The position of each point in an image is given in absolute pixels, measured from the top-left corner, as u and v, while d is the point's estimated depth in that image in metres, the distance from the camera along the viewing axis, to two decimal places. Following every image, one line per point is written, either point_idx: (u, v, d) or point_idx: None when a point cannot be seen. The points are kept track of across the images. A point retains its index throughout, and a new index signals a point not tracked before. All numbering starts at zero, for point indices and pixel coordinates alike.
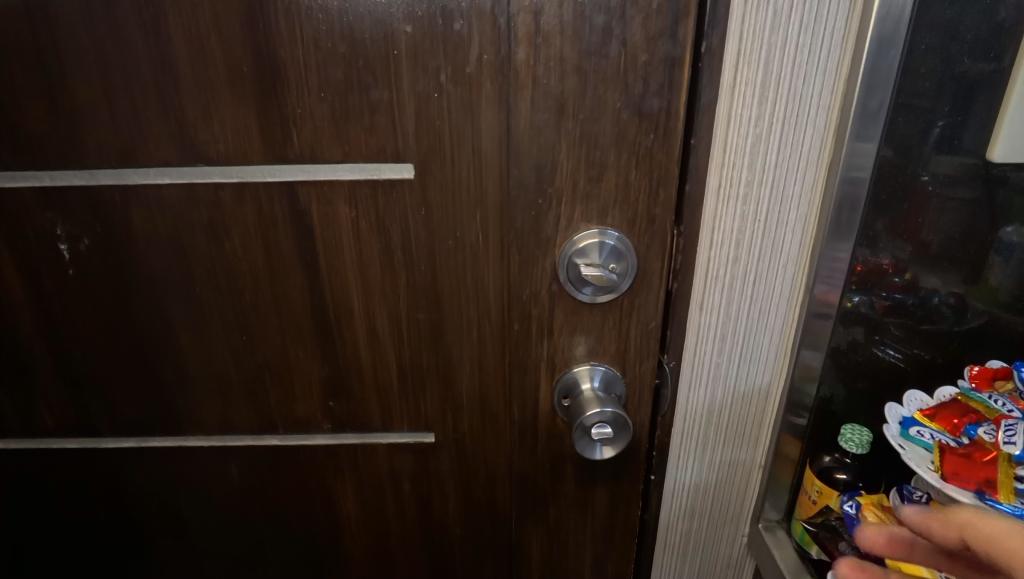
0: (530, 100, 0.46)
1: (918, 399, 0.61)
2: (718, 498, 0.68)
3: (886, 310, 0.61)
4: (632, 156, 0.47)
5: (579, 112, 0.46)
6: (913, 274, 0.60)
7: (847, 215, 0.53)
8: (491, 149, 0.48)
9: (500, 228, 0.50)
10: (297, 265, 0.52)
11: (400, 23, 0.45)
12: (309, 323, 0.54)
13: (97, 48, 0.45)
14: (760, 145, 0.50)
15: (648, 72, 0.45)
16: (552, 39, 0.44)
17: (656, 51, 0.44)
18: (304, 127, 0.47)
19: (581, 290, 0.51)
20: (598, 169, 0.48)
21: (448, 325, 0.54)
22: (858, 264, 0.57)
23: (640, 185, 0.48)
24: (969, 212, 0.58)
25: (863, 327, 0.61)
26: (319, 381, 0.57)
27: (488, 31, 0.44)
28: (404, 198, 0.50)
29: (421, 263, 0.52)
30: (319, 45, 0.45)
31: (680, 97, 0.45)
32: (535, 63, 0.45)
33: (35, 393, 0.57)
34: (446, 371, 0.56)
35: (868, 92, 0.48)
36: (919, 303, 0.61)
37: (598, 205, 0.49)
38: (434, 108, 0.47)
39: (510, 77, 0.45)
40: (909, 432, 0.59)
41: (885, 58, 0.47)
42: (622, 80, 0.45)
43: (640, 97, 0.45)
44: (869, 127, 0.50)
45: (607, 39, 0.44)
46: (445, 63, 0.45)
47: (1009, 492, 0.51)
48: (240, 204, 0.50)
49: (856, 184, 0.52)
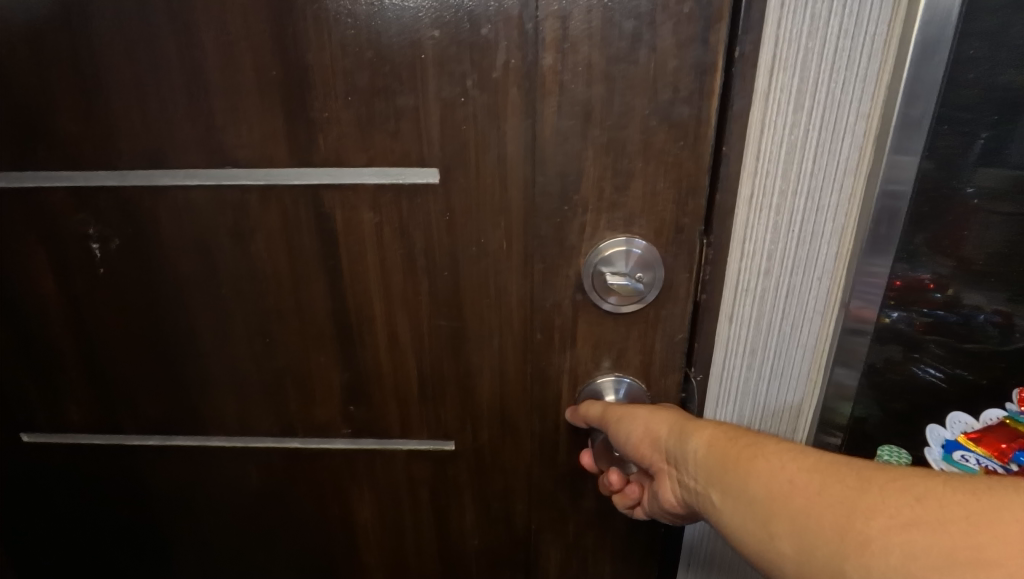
0: (556, 106, 0.45)
1: (962, 422, 0.58)
2: None
3: (926, 328, 0.58)
4: (660, 165, 0.46)
5: (606, 119, 0.45)
6: (954, 291, 0.56)
7: (884, 229, 0.51)
8: (515, 156, 0.47)
9: (523, 237, 0.50)
10: (320, 269, 0.52)
11: (427, 28, 0.45)
12: (330, 327, 0.54)
13: (131, 53, 0.46)
14: (795, 154, 0.47)
15: (678, 79, 0.44)
16: (579, 45, 0.43)
17: (685, 57, 0.43)
18: (330, 132, 0.48)
19: (605, 300, 0.50)
20: (624, 177, 0.47)
21: (469, 333, 0.54)
22: (896, 279, 0.54)
23: (667, 195, 0.47)
24: (1018, 227, 0.53)
25: (900, 345, 0.58)
26: (339, 385, 0.57)
27: (515, 37, 0.44)
28: (426, 205, 0.49)
29: (442, 270, 0.51)
30: (347, 51, 0.45)
31: (710, 103, 0.44)
32: (562, 69, 0.44)
33: (63, 389, 0.58)
34: (466, 380, 0.55)
35: (909, 100, 0.46)
36: (961, 321, 0.57)
37: (624, 215, 0.48)
38: (459, 114, 0.46)
39: (537, 83, 0.45)
40: (952, 457, 0.55)
41: (929, 65, 0.45)
42: (650, 87, 0.44)
43: (669, 105, 0.45)
44: (909, 137, 0.48)
45: (635, 45, 0.43)
46: (471, 69, 0.45)
47: None
48: (266, 209, 0.50)
49: (895, 198, 0.50)
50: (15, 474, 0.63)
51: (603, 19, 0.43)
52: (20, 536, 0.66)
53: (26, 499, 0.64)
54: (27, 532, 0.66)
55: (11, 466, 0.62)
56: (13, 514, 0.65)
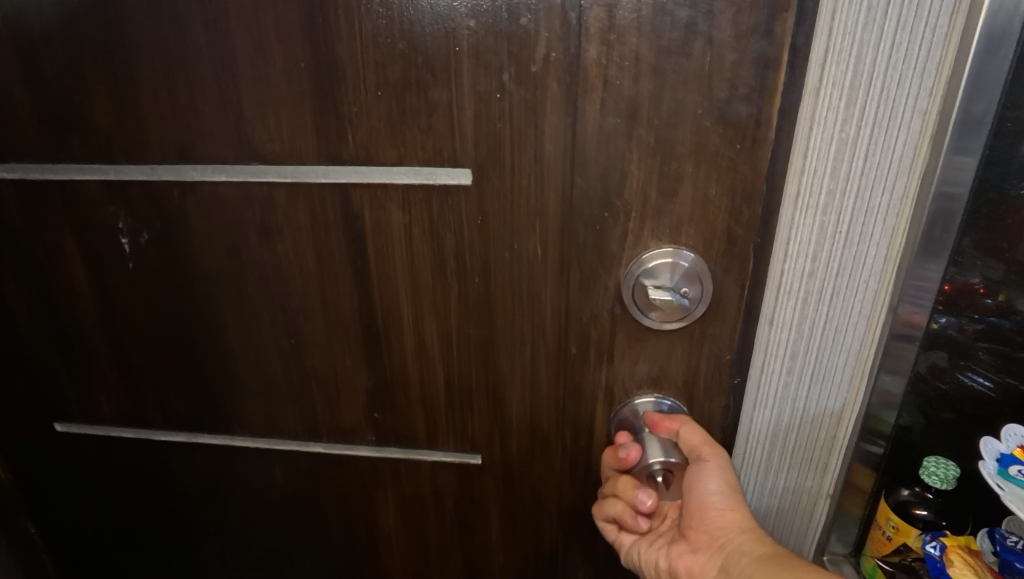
0: (599, 103, 0.41)
1: (1019, 434, 0.52)
2: (780, 525, 0.59)
3: (977, 334, 0.53)
4: (712, 169, 0.42)
5: (654, 117, 0.41)
6: (1008, 296, 0.51)
7: (940, 232, 0.46)
8: (554, 156, 0.44)
9: (561, 243, 0.46)
10: (347, 270, 0.50)
11: (463, 18, 0.42)
12: (357, 330, 0.52)
13: (161, 44, 0.45)
14: (846, 152, 0.43)
15: (736, 74, 0.39)
16: (627, 36, 0.40)
17: (746, 50, 0.39)
18: (360, 127, 0.45)
19: (650, 316, 0.46)
20: (672, 182, 0.43)
21: (501, 343, 0.51)
22: (944, 283, 0.50)
23: (719, 201, 0.43)
24: None
25: (947, 352, 0.54)
26: (364, 390, 0.55)
27: (556, 27, 0.40)
28: (459, 206, 0.47)
29: (473, 275, 0.49)
30: (378, 42, 0.43)
31: (772, 103, 0.40)
32: (607, 62, 0.40)
33: (95, 382, 0.58)
34: (495, 391, 0.52)
35: (972, 96, 0.42)
36: (1018, 328, 0.52)
37: (670, 222, 0.44)
38: (495, 110, 0.43)
39: (579, 78, 0.41)
40: (1009, 472, 0.50)
41: (994, 59, 0.41)
42: (705, 83, 0.40)
43: (726, 102, 0.40)
44: (969, 136, 0.43)
45: (690, 36, 0.39)
46: (509, 62, 0.42)
47: None
48: (293, 207, 0.48)
49: (952, 200, 0.45)
50: (46, 463, 0.63)
51: (655, 8, 0.39)
52: (53, 522, 0.67)
53: (57, 488, 0.65)
54: (57, 519, 0.67)
55: (42, 454, 0.63)
56: (44, 502, 0.66)
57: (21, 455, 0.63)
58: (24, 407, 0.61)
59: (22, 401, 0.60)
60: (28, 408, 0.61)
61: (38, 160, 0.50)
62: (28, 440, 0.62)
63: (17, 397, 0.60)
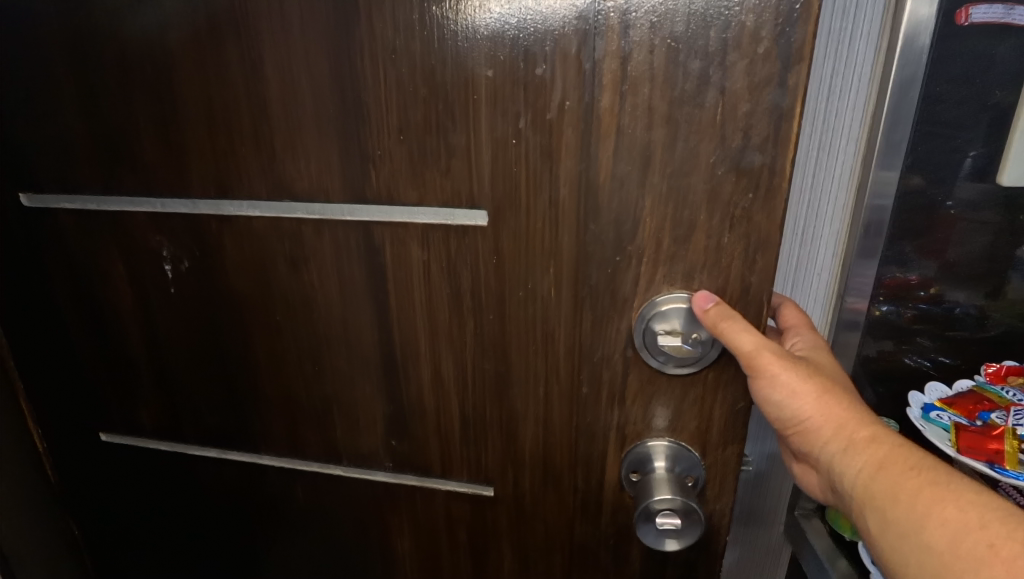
0: (613, 150, 0.42)
1: (938, 390, 0.70)
2: (767, 484, 0.83)
3: (915, 317, 0.70)
4: (726, 218, 0.42)
5: (667, 166, 0.41)
6: (938, 290, 0.69)
7: (873, 237, 0.66)
8: (568, 201, 0.44)
9: (574, 284, 0.46)
10: (369, 302, 0.52)
11: (482, 67, 0.43)
12: (376, 359, 0.54)
13: (205, 88, 0.48)
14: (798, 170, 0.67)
15: (750, 123, 0.39)
16: (640, 86, 0.40)
17: (760, 100, 0.39)
18: (383, 168, 0.47)
19: (663, 361, 0.46)
20: (685, 229, 0.43)
21: (515, 379, 0.51)
22: (886, 278, 0.69)
23: (732, 248, 0.43)
24: (992, 233, 0.66)
25: (892, 335, 0.71)
26: (382, 418, 0.56)
27: (571, 77, 0.41)
28: (475, 245, 0.48)
29: (488, 312, 0.49)
30: (401, 88, 0.45)
31: (786, 152, 0.39)
32: (621, 111, 0.41)
33: (136, 396, 0.62)
34: (509, 425, 0.53)
35: (891, 125, 0.61)
36: (942, 312, 0.70)
37: (683, 268, 0.44)
38: (511, 155, 0.45)
39: (593, 125, 0.42)
40: (929, 415, 0.67)
41: (905, 98, 0.60)
42: (718, 132, 0.40)
43: (739, 151, 0.40)
44: (891, 157, 0.62)
45: (702, 86, 0.39)
46: (526, 109, 0.43)
47: (1014, 461, 0.58)
48: (320, 241, 0.51)
49: (881, 209, 0.65)
50: (76, 464, 0.67)
51: (669, 61, 0.39)
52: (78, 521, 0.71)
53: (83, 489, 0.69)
54: (82, 517, 0.71)
55: (73, 456, 0.67)
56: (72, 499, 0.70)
57: (53, 456, 0.67)
58: (62, 410, 0.65)
59: (59, 406, 0.64)
60: (64, 413, 0.65)
61: (93, 192, 0.54)
62: (63, 442, 0.66)
63: (56, 402, 0.65)
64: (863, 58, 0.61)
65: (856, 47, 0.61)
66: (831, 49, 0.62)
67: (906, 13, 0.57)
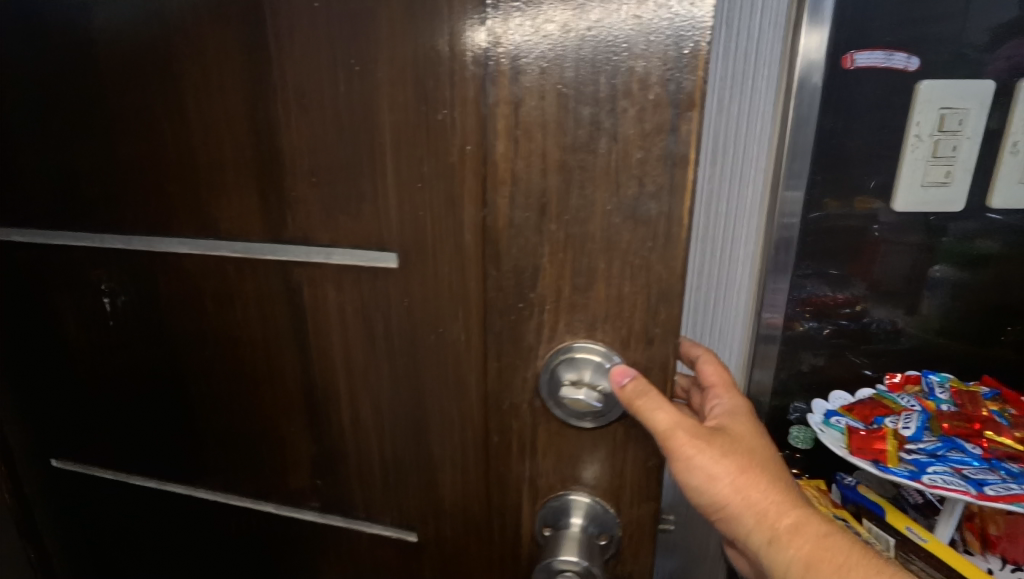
0: (508, 196, 0.39)
1: (840, 397, 0.71)
2: None
3: (833, 332, 0.72)
4: (626, 267, 0.38)
5: (563, 213, 0.38)
6: (863, 306, 0.70)
7: (783, 256, 0.66)
8: (472, 245, 0.42)
9: (486, 335, 0.43)
10: (290, 340, 0.51)
11: (383, 110, 0.42)
12: (298, 398, 0.53)
13: (134, 128, 0.49)
14: (715, 199, 0.64)
15: (645, 170, 0.36)
16: (533, 132, 0.37)
17: (653, 147, 0.36)
18: (297, 211, 0.46)
19: (580, 416, 0.42)
20: (586, 277, 0.39)
21: (431, 423, 0.48)
22: (812, 296, 0.70)
23: (634, 301, 0.39)
24: (914, 254, 0.68)
25: (813, 347, 0.72)
26: (307, 459, 0.55)
27: (471, 122, 0.39)
28: (384, 288, 0.46)
29: (400, 355, 0.47)
30: (309, 131, 0.44)
31: (683, 201, 0.36)
32: (514, 157, 0.38)
33: (84, 424, 0.63)
34: (427, 472, 0.50)
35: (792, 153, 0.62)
36: (858, 327, 0.71)
37: (585, 318, 0.40)
38: (416, 196, 0.43)
39: (489, 172, 0.39)
40: (829, 420, 0.68)
41: (801, 132, 0.61)
42: (613, 180, 0.37)
43: (635, 201, 0.37)
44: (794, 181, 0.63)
45: (595, 133, 0.36)
46: (427, 155, 0.41)
47: (895, 458, 0.60)
48: (241, 279, 0.50)
49: (788, 229, 0.65)
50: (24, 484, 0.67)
51: (561, 106, 0.36)
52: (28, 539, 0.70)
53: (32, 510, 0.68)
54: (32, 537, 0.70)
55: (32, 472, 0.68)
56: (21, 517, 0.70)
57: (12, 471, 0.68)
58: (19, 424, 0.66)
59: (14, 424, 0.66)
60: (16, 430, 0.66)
61: (42, 227, 0.56)
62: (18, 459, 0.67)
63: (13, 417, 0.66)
64: (767, 86, 0.60)
65: (761, 73, 0.59)
66: (738, 80, 0.60)
67: (799, 51, 0.58)
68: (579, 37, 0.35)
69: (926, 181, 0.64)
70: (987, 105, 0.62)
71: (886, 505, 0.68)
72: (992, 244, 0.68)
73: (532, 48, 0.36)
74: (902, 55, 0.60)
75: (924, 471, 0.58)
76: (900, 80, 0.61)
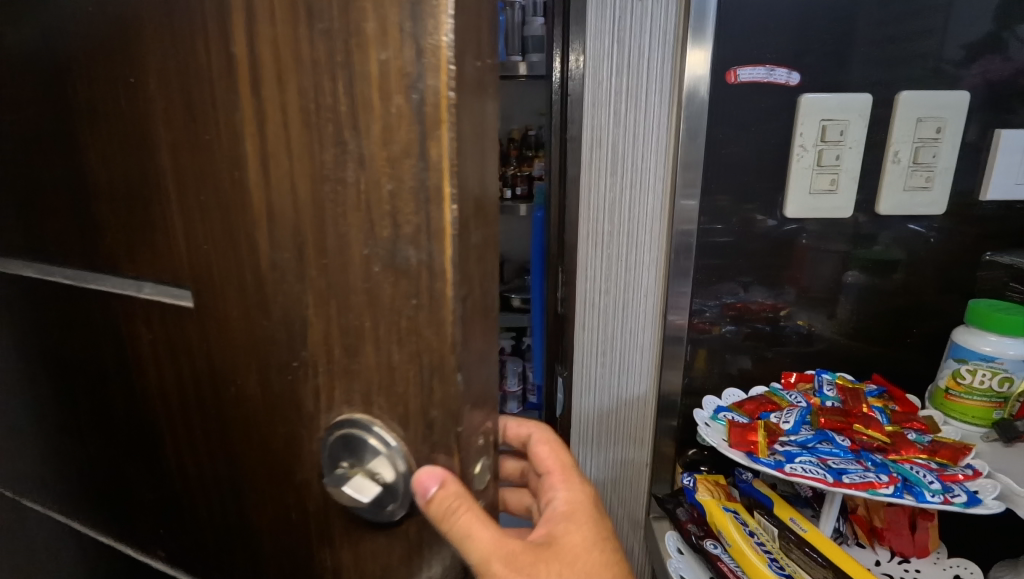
0: (251, 225, 0.28)
1: (734, 396, 0.70)
2: (618, 492, 0.79)
3: (749, 334, 0.72)
4: (393, 333, 0.26)
5: (310, 251, 0.26)
6: (788, 311, 0.71)
7: (683, 260, 0.68)
8: (229, 291, 0.30)
9: (250, 431, 0.33)
10: (76, 371, 0.40)
11: (124, 85, 0.30)
12: (96, 444, 0.42)
13: None
14: (615, 207, 0.68)
15: (397, 205, 0.24)
16: (261, 133, 0.26)
17: (405, 174, 0.23)
18: (66, 221, 0.36)
19: (374, 516, 0.29)
20: (352, 338, 0.27)
21: (218, 505, 0.37)
22: (736, 301, 0.70)
23: (407, 376, 0.26)
24: (840, 262, 0.69)
25: (731, 349, 0.72)
26: (113, 515, 0.45)
27: (202, 105, 0.27)
28: (141, 353, 0.36)
29: (182, 418, 0.36)
30: (61, 117, 0.33)
31: (445, 252, 0.24)
32: (250, 171, 0.27)
33: None
34: (221, 560, 0.39)
35: (687, 164, 0.64)
36: (774, 330, 0.72)
37: (358, 392, 0.27)
38: (168, 219, 0.31)
39: (225, 192, 0.28)
40: (717, 415, 0.65)
41: (693, 145, 0.64)
42: (365, 218, 0.24)
43: (391, 247, 0.25)
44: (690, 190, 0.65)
45: (337, 153, 0.24)
46: (169, 154, 0.29)
47: (766, 450, 0.57)
48: (26, 293, 0.40)
49: (686, 236, 0.67)
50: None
51: (300, 129, 0.24)
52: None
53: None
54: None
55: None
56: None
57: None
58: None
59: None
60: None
61: None
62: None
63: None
64: (659, 105, 0.64)
65: (652, 93, 0.64)
66: (631, 98, 0.64)
67: (686, 71, 0.62)
68: (295, 17, 0.23)
69: (813, 189, 0.65)
70: (867, 117, 0.63)
71: (776, 499, 0.63)
72: (889, 249, 0.69)
73: (260, 41, 0.24)
74: (784, 70, 0.62)
75: (791, 460, 0.55)
76: (782, 93, 0.63)
